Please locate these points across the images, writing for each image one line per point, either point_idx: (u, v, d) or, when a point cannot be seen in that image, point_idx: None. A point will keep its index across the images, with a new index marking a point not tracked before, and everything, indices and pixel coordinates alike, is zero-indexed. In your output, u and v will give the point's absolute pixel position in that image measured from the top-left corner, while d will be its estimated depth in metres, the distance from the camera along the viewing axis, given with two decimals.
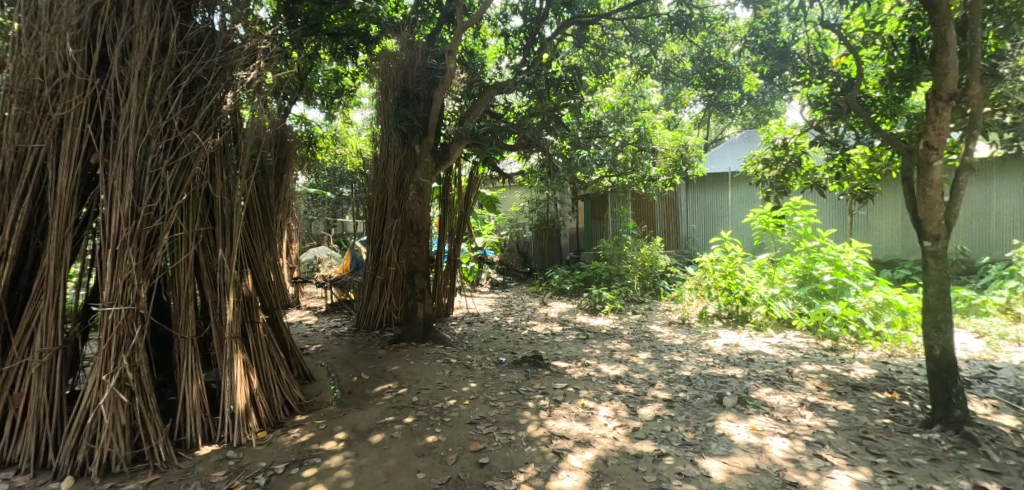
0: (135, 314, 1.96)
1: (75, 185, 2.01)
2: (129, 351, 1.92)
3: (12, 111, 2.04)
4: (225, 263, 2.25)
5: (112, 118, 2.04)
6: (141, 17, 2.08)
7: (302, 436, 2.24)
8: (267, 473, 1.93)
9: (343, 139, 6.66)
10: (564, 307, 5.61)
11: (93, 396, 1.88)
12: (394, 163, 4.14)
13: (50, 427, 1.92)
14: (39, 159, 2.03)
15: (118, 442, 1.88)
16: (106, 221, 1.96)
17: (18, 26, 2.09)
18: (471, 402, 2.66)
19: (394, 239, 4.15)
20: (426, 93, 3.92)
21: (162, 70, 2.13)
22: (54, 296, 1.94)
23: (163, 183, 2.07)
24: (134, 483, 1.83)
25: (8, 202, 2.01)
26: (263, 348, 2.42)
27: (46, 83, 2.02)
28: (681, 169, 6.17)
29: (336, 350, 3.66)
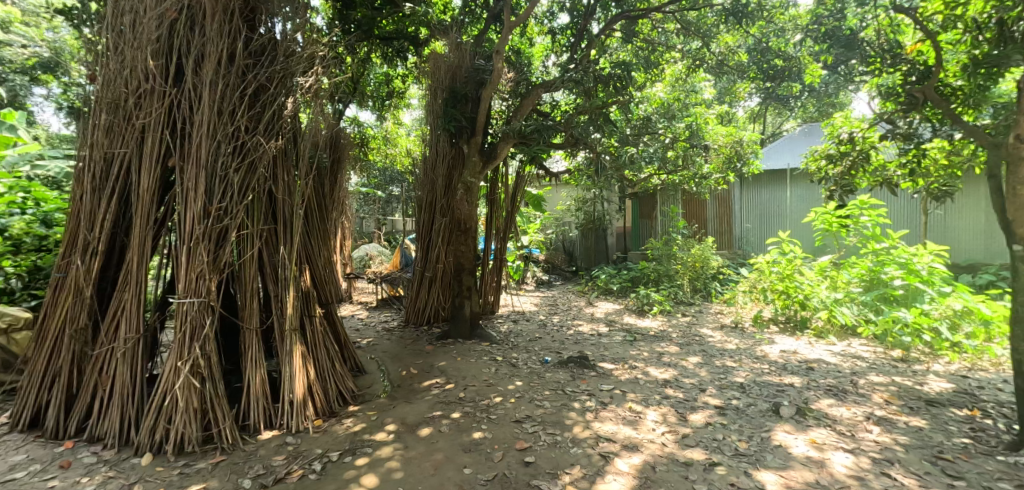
0: (206, 307, 2.11)
1: (156, 187, 2.18)
2: (201, 340, 2.07)
3: (102, 120, 2.24)
4: (286, 259, 2.38)
5: (187, 124, 2.20)
6: (211, 30, 2.23)
7: (355, 426, 2.33)
8: (323, 459, 2.02)
9: (393, 139, 6.85)
10: (610, 307, 5.52)
11: (170, 380, 2.04)
12: (442, 162, 4.21)
13: (131, 407, 2.09)
14: (124, 163, 2.22)
15: (190, 424, 2.02)
16: (182, 220, 2.12)
17: (106, 43, 2.30)
18: (517, 401, 2.67)
19: (442, 238, 4.24)
20: (474, 94, 3.98)
21: (231, 79, 2.27)
22: (137, 288, 2.11)
23: (231, 184, 2.21)
24: (205, 462, 1.97)
25: (99, 203, 2.21)
26: (319, 341, 2.53)
27: (131, 95, 2.20)
28: (736, 167, 5.86)
29: (386, 344, 3.78)
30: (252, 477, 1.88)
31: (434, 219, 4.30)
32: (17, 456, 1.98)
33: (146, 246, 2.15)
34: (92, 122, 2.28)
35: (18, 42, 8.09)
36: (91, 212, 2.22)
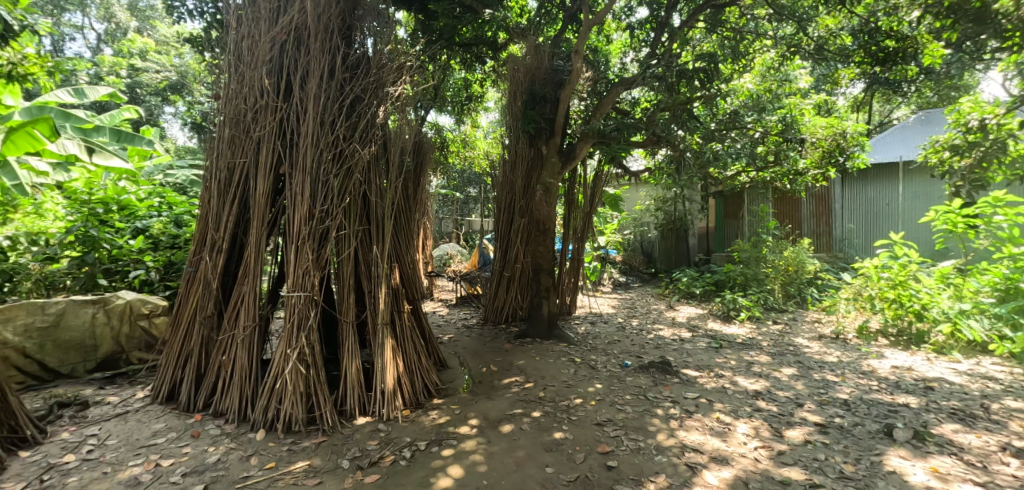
0: (311, 300, 2.31)
1: (269, 191, 2.43)
2: (306, 330, 2.27)
3: (226, 133, 2.53)
4: (378, 258, 2.54)
5: (295, 135, 2.43)
6: (314, 49, 2.44)
7: (440, 418, 2.43)
8: (412, 447, 2.14)
9: (472, 142, 7.06)
10: (693, 311, 5.27)
11: (280, 365, 2.26)
12: (520, 164, 4.27)
13: (248, 388, 2.33)
14: (244, 171, 2.50)
15: (297, 405, 2.23)
16: (291, 221, 2.35)
17: (228, 66, 2.60)
18: (598, 403, 2.64)
19: (521, 238, 4.31)
20: (553, 94, 4.01)
21: (331, 92, 2.47)
22: (254, 282, 2.36)
23: (332, 188, 2.41)
24: (309, 442, 2.16)
25: (223, 207, 2.50)
26: (408, 335, 2.68)
27: (249, 110, 2.47)
28: (837, 161, 5.32)
29: (467, 341, 3.90)
30: (350, 459, 2.04)
31: (513, 219, 4.38)
32: (158, 424, 2.29)
33: (261, 244, 2.40)
34: (217, 136, 2.59)
35: (154, 69, 9.36)
36: (217, 215, 2.51)
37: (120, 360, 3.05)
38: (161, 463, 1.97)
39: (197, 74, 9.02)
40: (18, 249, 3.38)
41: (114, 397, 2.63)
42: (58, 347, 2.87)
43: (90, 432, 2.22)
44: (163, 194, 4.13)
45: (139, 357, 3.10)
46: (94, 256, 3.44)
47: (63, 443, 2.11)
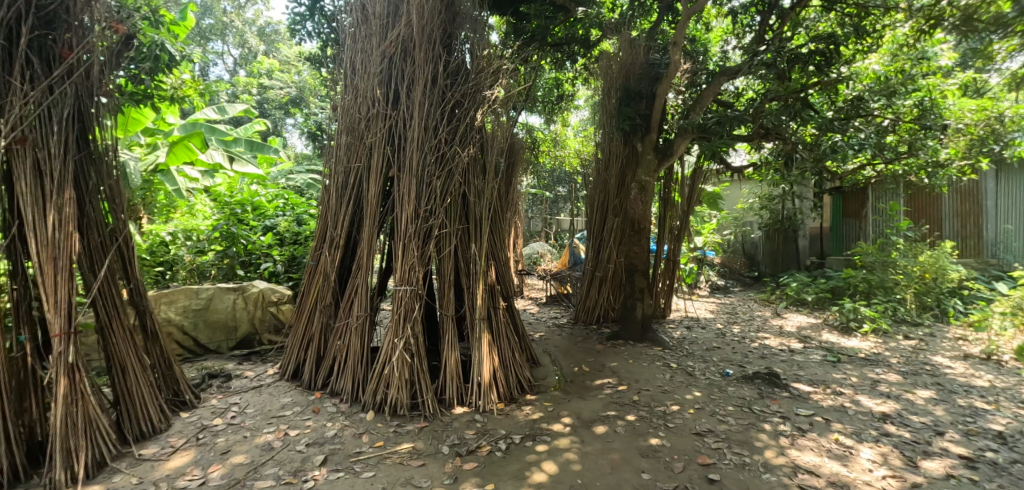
0: (415, 294, 2.48)
1: (379, 192, 2.64)
2: (412, 322, 2.44)
3: (343, 140, 2.79)
4: (476, 255, 2.66)
5: (402, 140, 2.62)
6: (419, 58, 2.61)
7: (533, 414, 2.49)
8: (507, 440, 2.22)
9: (562, 142, 7.05)
10: (803, 320, 4.81)
11: (388, 353, 2.45)
12: (615, 162, 4.20)
13: (360, 372, 2.56)
14: (358, 174, 2.74)
15: (403, 391, 2.40)
16: (399, 221, 2.53)
17: (345, 79, 2.86)
18: (696, 412, 2.54)
19: (615, 238, 4.24)
20: (648, 90, 3.91)
21: (434, 99, 2.63)
22: (366, 275, 2.57)
23: (435, 189, 2.56)
24: (412, 426, 2.32)
25: (340, 207, 2.76)
26: (502, 330, 2.76)
27: (362, 119, 2.70)
28: (991, 150, 4.59)
29: (557, 340, 3.92)
30: (451, 445, 2.16)
31: (606, 219, 4.32)
32: (286, 398, 2.59)
33: (372, 242, 2.61)
34: (336, 142, 2.85)
35: (279, 86, 10.56)
36: (335, 214, 2.78)
37: (255, 340, 3.52)
38: (289, 433, 2.23)
39: (313, 88, 10.01)
40: (176, 243, 3.89)
41: (250, 372, 3.01)
42: (207, 326, 3.36)
43: (233, 400, 2.57)
44: (286, 196, 4.66)
45: (270, 338, 3.55)
46: (233, 250, 3.94)
47: (212, 408, 2.47)
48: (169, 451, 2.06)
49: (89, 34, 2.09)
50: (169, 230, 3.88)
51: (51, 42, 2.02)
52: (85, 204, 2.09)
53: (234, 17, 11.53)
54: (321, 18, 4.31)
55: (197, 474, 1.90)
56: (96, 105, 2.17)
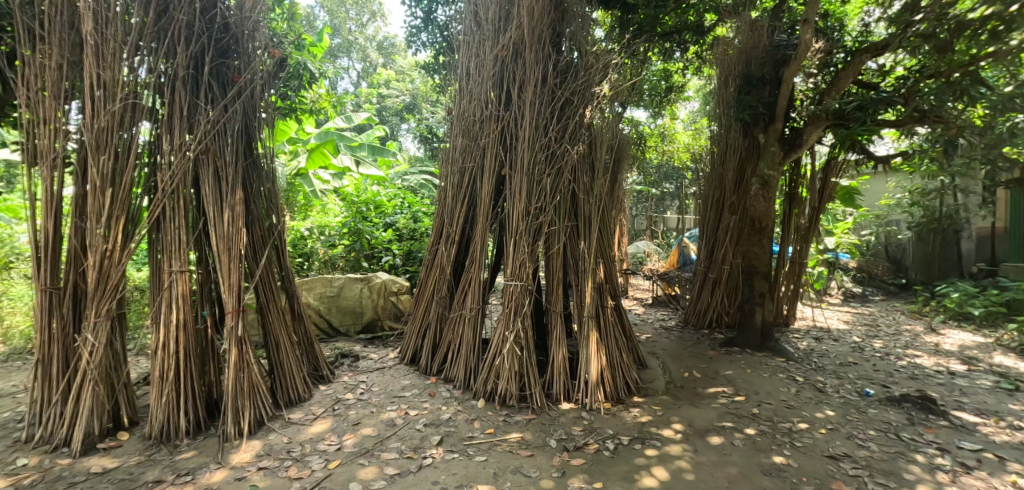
0: (526, 289, 2.54)
1: (492, 191, 2.74)
2: (522, 316, 2.51)
3: (459, 142, 2.96)
4: (585, 253, 2.65)
5: (514, 140, 2.70)
6: (529, 59, 2.66)
7: (641, 417, 2.43)
8: (615, 441, 2.19)
9: (670, 136, 6.72)
10: (968, 339, 4.06)
11: (499, 345, 2.54)
12: (733, 155, 3.93)
13: (472, 361, 2.69)
14: (472, 174, 2.88)
15: (512, 383, 2.48)
16: (511, 218, 2.62)
17: (460, 84, 3.02)
18: (829, 433, 2.28)
19: (731, 237, 3.95)
20: (773, 75, 3.57)
21: (545, 98, 2.66)
22: (479, 269, 2.69)
23: (545, 187, 2.60)
24: (521, 417, 2.39)
25: (455, 205, 2.92)
26: (610, 330, 2.72)
27: (477, 121, 2.83)
28: None
29: (665, 342, 3.77)
30: (558, 439, 2.19)
31: (722, 218, 4.06)
32: (405, 380, 2.81)
33: (485, 238, 2.72)
34: (452, 144, 3.03)
35: (396, 95, 11.52)
36: (451, 212, 2.95)
37: (377, 325, 3.84)
38: (409, 412, 2.42)
39: (425, 94, 10.75)
40: (312, 238, 4.39)
41: (374, 354, 3.32)
42: (339, 311, 3.76)
43: (361, 378, 2.85)
44: (402, 195, 5.05)
45: (390, 325, 3.86)
46: (359, 244, 4.38)
47: (345, 384, 2.76)
48: (312, 417, 2.35)
49: (253, 61, 2.47)
50: (307, 226, 4.41)
51: (227, 69, 2.42)
52: (251, 203, 2.47)
53: (358, 35, 12.81)
54: (435, 28, 4.60)
55: (335, 441, 2.15)
56: (258, 119, 2.55)
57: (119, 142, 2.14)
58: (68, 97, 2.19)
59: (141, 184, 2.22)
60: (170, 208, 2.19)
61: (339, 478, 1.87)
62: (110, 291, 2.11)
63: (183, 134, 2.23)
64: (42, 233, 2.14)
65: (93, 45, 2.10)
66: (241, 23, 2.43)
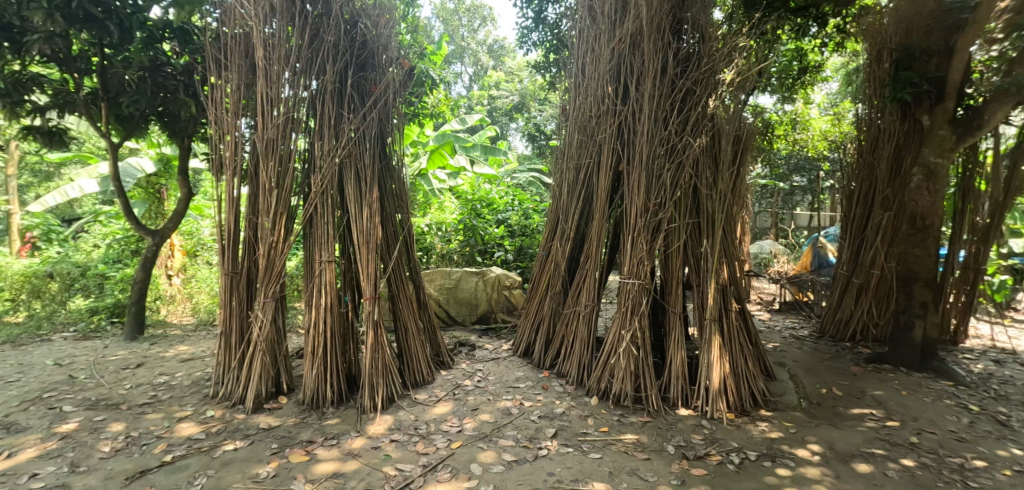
0: (644, 288, 2.47)
1: (609, 187, 2.70)
2: (639, 315, 2.45)
3: (576, 138, 2.96)
4: (708, 252, 2.50)
5: (631, 134, 2.63)
6: (648, 50, 2.56)
7: (770, 432, 2.23)
8: (740, 454, 2.04)
9: (803, 123, 6.01)
10: None
11: (614, 343, 2.51)
12: (887, 142, 3.43)
13: (585, 357, 2.68)
14: (589, 169, 2.86)
15: (626, 382, 2.43)
16: (628, 214, 2.57)
17: (578, 80, 3.02)
18: (1018, 477, 1.89)
19: (883, 237, 3.46)
20: (944, 47, 3.01)
21: (664, 89, 2.55)
22: (594, 266, 2.68)
23: (665, 182, 2.50)
24: (635, 418, 2.33)
25: (570, 201, 2.93)
26: (735, 335, 2.54)
27: (594, 116, 2.81)
28: None
29: (797, 353, 3.40)
30: (676, 446, 2.10)
31: (872, 215, 3.56)
32: (519, 372, 2.88)
33: (602, 233, 2.69)
34: (569, 141, 3.05)
35: (505, 96, 11.94)
36: (566, 208, 2.96)
37: (491, 317, 4.00)
38: (524, 403, 2.48)
39: (533, 92, 10.96)
40: (430, 233, 4.64)
41: (489, 345, 3.46)
42: (457, 302, 3.98)
43: (478, 367, 3.00)
44: (513, 193, 5.19)
45: (503, 317, 4.00)
46: (473, 240, 4.59)
47: (463, 371, 2.92)
48: (435, 399, 2.53)
49: (387, 71, 2.71)
50: (427, 222, 4.69)
51: (365, 81, 2.69)
52: (385, 200, 2.72)
53: (470, 41, 13.46)
54: (546, 27, 4.65)
55: (456, 423, 2.29)
56: (391, 125, 2.80)
57: (282, 150, 2.48)
58: (243, 113, 2.58)
59: (299, 184, 2.55)
60: (321, 205, 2.49)
61: (460, 458, 1.99)
62: (275, 276, 2.46)
63: (331, 141, 2.51)
64: (226, 225, 2.57)
65: (263, 69, 2.47)
66: (377, 39, 2.69)
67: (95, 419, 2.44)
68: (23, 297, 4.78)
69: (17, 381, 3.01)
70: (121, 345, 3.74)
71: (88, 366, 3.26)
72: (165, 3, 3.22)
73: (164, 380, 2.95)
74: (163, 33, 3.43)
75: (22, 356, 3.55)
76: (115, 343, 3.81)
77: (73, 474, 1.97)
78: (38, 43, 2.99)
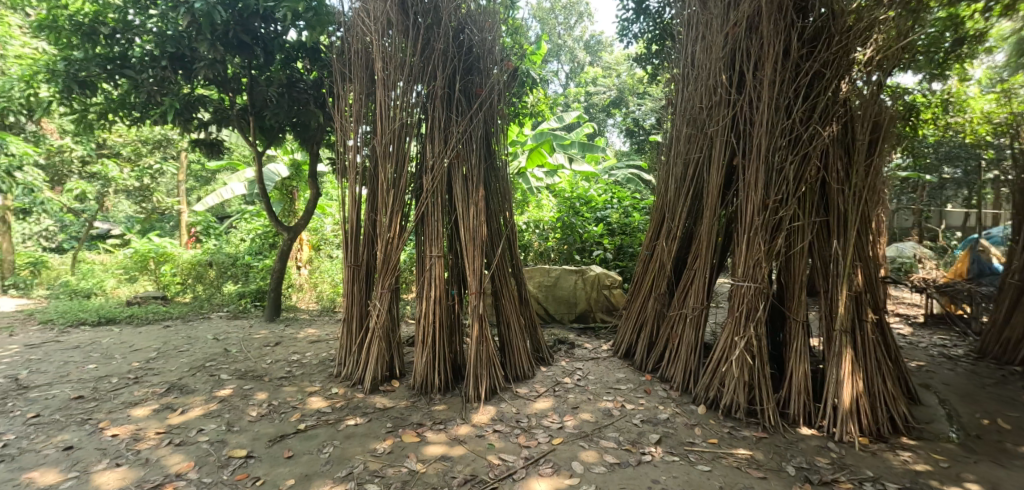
0: (761, 292, 2.29)
1: (721, 183, 2.54)
2: (755, 322, 2.28)
3: (684, 131, 2.81)
4: (839, 254, 2.24)
5: (748, 125, 2.44)
6: (768, 32, 2.34)
7: (915, 464, 1.95)
8: (877, 485, 1.80)
9: (959, 104, 5.11)
10: None
11: (726, 351, 2.36)
12: None
13: (692, 364, 2.55)
14: (699, 164, 2.71)
15: (739, 393, 2.27)
16: (744, 212, 2.40)
17: (688, 70, 2.87)
18: None
19: None
20: None
21: (786, 73, 2.32)
22: (704, 267, 2.54)
23: (788, 176, 2.29)
24: (748, 433, 2.18)
25: (678, 198, 2.80)
26: (872, 349, 2.25)
27: (705, 108, 2.65)
28: None
29: (949, 374, 2.92)
30: (796, 467, 1.92)
31: None
32: (620, 373, 2.82)
33: (712, 232, 2.54)
34: (676, 134, 2.91)
35: (603, 91, 11.73)
36: (673, 205, 2.84)
37: (589, 316, 3.96)
38: (625, 405, 2.43)
39: (632, 86, 10.66)
40: (529, 231, 4.70)
41: (588, 344, 3.42)
42: (555, 300, 4.01)
43: (577, 365, 2.98)
44: (612, 190, 5.10)
45: (602, 317, 3.93)
46: (571, 238, 4.58)
47: (562, 368, 2.94)
48: (535, 394, 2.57)
49: (492, 74, 2.80)
50: (525, 220, 4.79)
51: (471, 84, 2.80)
52: (490, 199, 2.82)
53: (567, 38, 13.45)
54: (648, 18, 4.48)
55: (557, 419, 2.30)
56: (495, 126, 2.89)
57: (398, 152, 2.67)
58: (363, 121, 2.82)
59: (412, 183, 2.73)
60: (432, 203, 2.64)
61: (561, 455, 2.00)
62: (391, 269, 2.66)
63: (441, 144, 2.65)
64: (349, 221, 2.83)
65: (382, 79, 2.69)
66: (482, 44, 2.79)
67: (245, 387, 2.85)
68: (190, 281, 5.72)
69: (187, 351, 3.61)
70: (263, 325, 4.33)
71: (238, 342, 3.81)
72: (300, 26, 3.64)
73: (297, 358, 3.36)
74: (298, 53, 3.90)
75: (190, 330, 4.25)
76: (258, 323, 4.40)
77: (230, 432, 2.32)
78: (204, 69, 3.54)
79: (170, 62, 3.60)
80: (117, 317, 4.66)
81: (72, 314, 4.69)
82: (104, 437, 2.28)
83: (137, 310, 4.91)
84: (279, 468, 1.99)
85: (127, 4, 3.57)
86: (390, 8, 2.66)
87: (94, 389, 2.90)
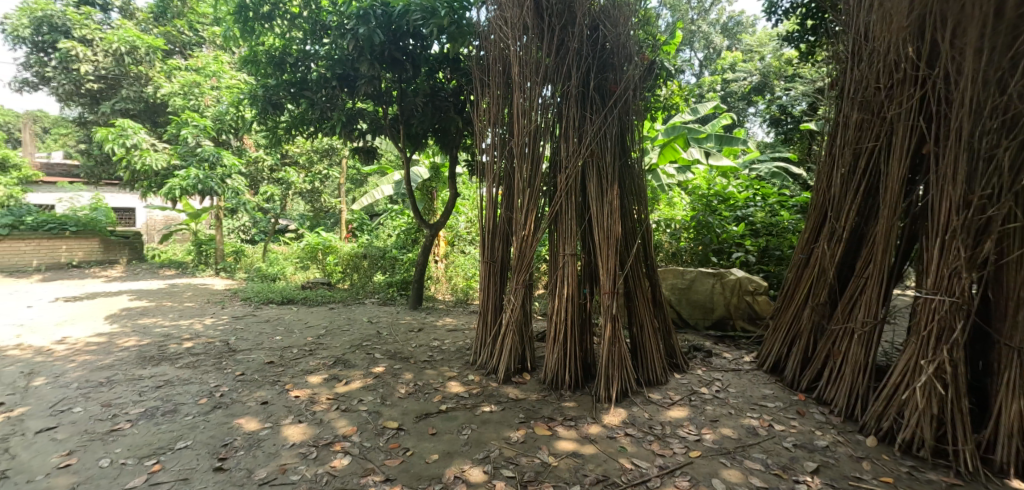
0: (960, 309, 1.90)
1: (904, 176, 2.16)
2: (950, 344, 1.90)
3: (854, 117, 2.45)
4: None
5: (942, 106, 2.03)
6: None
7: None
8: None
9: None
10: None
11: (909, 375, 2.01)
12: None
13: (860, 386, 2.23)
14: (874, 155, 2.35)
15: (925, 427, 1.92)
16: (936, 211, 2.02)
17: (858, 46, 2.49)
18: None
19: None
20: None
21: (1000, 38, 1.85)
22: (879, 275, 2.20)
23: (1001, 167, 1.85)
24: (936, 476, 1.84)
25: (845, 194, 2.47)
26: None
27: (883, 88, 2.28)
28: None
29: None
30: None
31: None
32: (766, 389, 2.58)
33: (891, 234, 2.18)
34: (843, 120, 2.55)
35: (743, 77, 10.71)
36: (838, 202, 2.50)
37: (728, 324, 3.67)
38: (774, 425, 2.21)
39: (779, 69, 9.59)
40: (660, 230, 4.55)
41: (728, 354, 3.18)
42: (689, 304, 3.81)
43: (716, 376, 2.80)
44: (755, 186, 4.66)
45: (743, 325, 3.60)
46: (707, 238, 4.30)
47: (699, 377, 2.78)
48: (669, 402, 2.48)
49: (627, 68, 2.73)
50: (654, 219, 4.63)
51: (606, 82, 2.76)
52: (625, 198, 2.76)
53: (701, 23, 12.54)
54: None
55: (693, 431, 2.19)
56: (629, 123, 2.80)
57: (533, 154, 2.77)
58: (499, 123, 2.97)
59: (546, 183, 2.80)
60: (566, 203, 2.68)
61: (699, 470, 1.90)
62: (525, 266, 2.76)
63: (576, 142, 2.66)
64: (487, 220, 3.01)
65: (518, 84, 2.81)
66: (616, 39, 2.72)
67: (395, 367, 3.21)
68: (349, 270, 6.59)
69: (347, 331, 4.18)
70: (408, 312, 4.81)
71: (388, 326, 4.30)
72: (443, 40, 3.96)
73: (437, 344, 3.68)
74: (440, 64, 4.25)
75: (350, 313, 4.91)
76: (404, 310, 4.91)
77: (384, 405, 2.63)
78: (364, 85, 4.05)
79: (339, 82, 4.19)
80: (295, 298, 5.58)
81: (264, 294, 5.72)
82: (289, 397, 2.76)
83: (310, 293, 5.81)
84: (425, 443, 2.21)
85: (307, 37, 4.26)
86: (526, 15, 2.75)
87: (281, 356, 3.52)
